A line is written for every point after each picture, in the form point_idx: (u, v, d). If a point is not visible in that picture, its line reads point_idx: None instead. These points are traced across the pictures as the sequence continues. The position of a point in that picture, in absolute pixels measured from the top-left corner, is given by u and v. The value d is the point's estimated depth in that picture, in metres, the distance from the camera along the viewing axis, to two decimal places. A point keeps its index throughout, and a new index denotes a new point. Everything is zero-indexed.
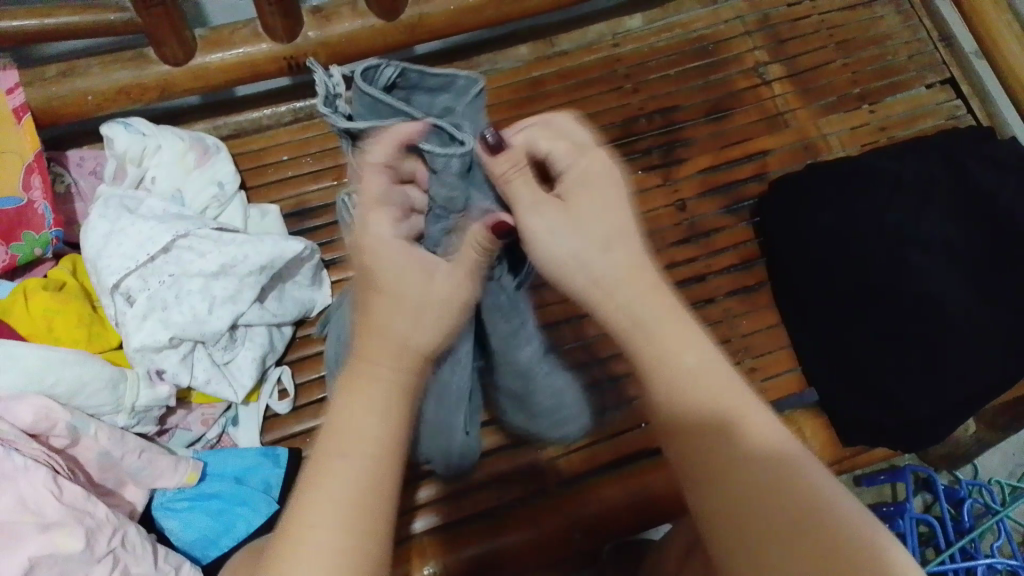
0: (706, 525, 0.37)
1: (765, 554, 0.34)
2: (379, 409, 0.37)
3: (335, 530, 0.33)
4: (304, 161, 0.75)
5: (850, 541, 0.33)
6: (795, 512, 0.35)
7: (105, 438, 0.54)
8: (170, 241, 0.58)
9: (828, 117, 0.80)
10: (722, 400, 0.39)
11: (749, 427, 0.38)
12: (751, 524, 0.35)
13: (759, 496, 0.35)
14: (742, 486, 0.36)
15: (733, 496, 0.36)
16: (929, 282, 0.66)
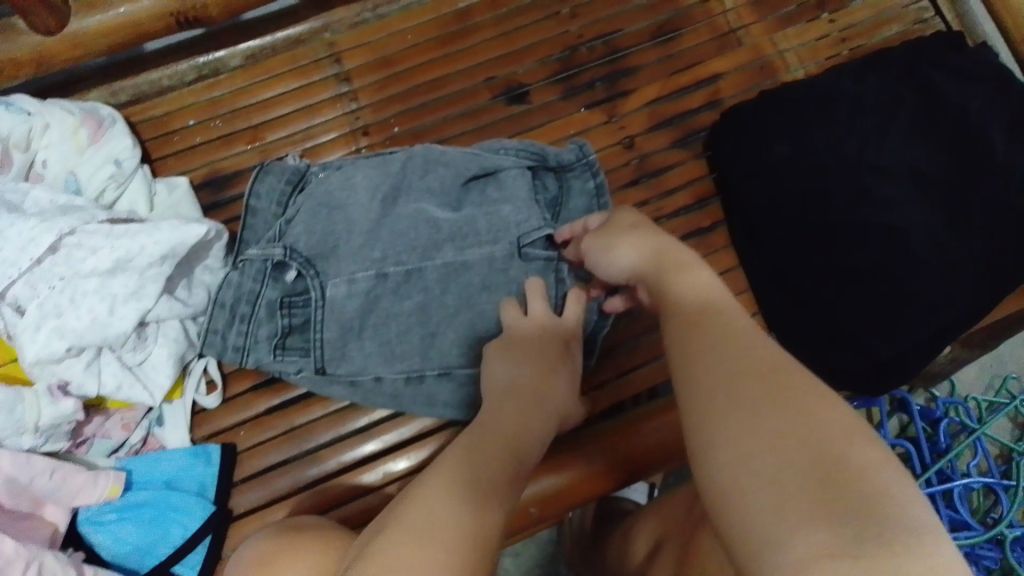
0: (696, 430, 0.36)
1: (753, 481, 0.32)
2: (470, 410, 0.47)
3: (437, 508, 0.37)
4: (212, 125, 0.69)
5: (834, 471, 0.31)
6: (797, 415, 0.34)
7: (8, 463, 0.51)
8: (55, 240, 0.53)
9: (785, 31, 0.73)
10: (717, 324, 0.41)
11: (736, 344, 0.39)
12: (752, 434, 0.34)
13: (766, 393, 0.36)
14: (755, 397, 0.35)
15: (740, 414, 0.35)
16: (895, 215, 0.61)
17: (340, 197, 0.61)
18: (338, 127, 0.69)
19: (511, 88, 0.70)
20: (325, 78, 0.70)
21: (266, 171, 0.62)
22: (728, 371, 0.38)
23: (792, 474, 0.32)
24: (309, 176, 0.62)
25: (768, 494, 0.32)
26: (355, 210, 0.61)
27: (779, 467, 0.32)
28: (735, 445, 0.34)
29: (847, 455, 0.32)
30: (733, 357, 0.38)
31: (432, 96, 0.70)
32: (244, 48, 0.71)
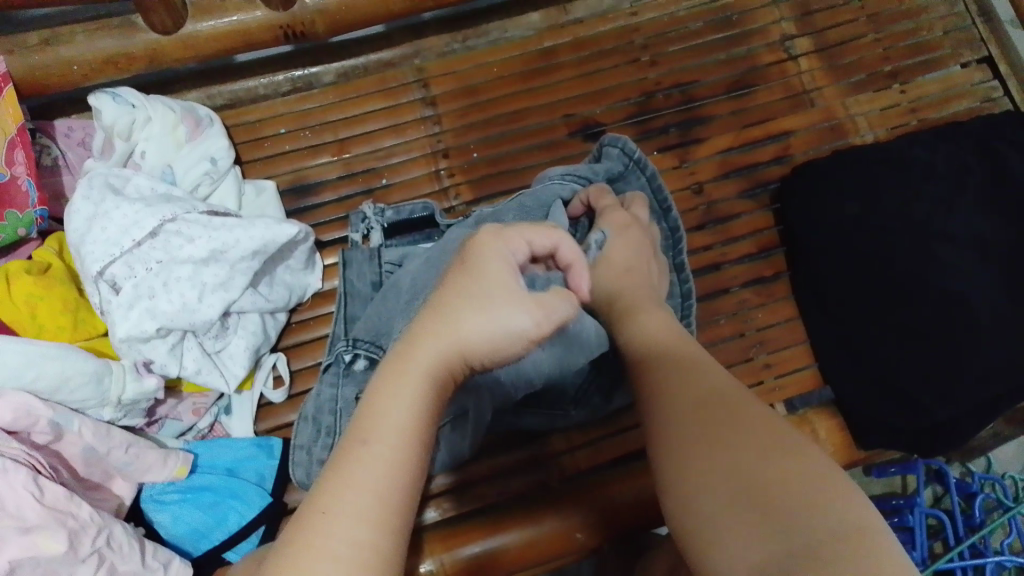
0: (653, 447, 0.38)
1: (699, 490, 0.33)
2: (413, 397, 0.36)
3: (368, 472, 0.34)
4: (301, 134, 0.71)
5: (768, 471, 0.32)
6: (723, 439, 0.35)
7: (90, 434, 0.52)
8: (157, 225, 0.55)
9: (856, 97, 0.75)
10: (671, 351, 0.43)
11: (689, 370, 0.41)
12: (696, 442, 0.35)
13: (714, 417, 0.36)
14: (697, 411, 0.37)
15: (684, 424, 0.37)
16: (958, 281, 0.63)
17: (418, 282, 0.57)
18: (420, 148, 0.72)
19: (588, 126, 0.73)
20: (412, 100, 0.73)
21: (351, 253, 0.63)
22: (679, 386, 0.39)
23: (723, 488, 0.33)
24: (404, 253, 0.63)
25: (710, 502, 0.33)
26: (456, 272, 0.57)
27: (711, 482, 0.33)
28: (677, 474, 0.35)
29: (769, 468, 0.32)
30: (678, 375, 0.40)
31: (512, 127, 0.73)
32: (338, 65, 0.74)
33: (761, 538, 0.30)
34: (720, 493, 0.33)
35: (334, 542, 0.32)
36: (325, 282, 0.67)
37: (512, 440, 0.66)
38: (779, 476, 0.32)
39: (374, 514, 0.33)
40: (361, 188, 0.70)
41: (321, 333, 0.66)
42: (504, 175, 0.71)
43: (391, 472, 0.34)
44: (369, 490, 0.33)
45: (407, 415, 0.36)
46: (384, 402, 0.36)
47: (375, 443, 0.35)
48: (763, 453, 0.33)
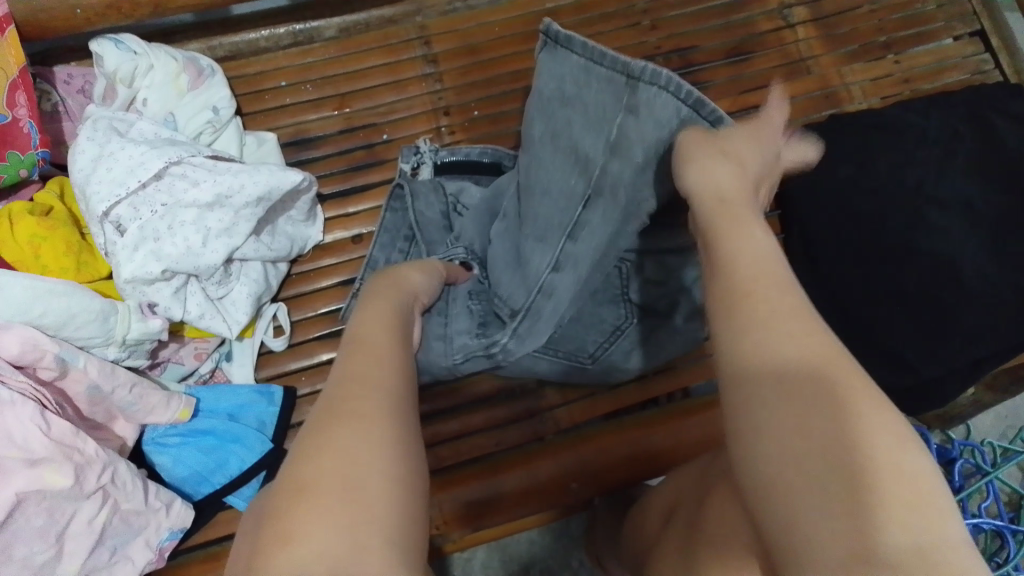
0: (732, 432, 0.30)
1: (776, 476, 0.27)
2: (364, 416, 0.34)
3: (331, 451, 0.31)
4: (303, 88, 0.71)
5: (854, 467, 0.26)
6: (795, 414, 0.28)
7: (95, 371, 0.52)
8: (162, 168, 0.56)
9: (850, 66, 0.77)
10: (768, 287, 0.32)
11: (777, 331, 0.30)
12: (772, 424, 0.28)
13: (792, 395, 0.28)
14: (770, 393, 0.29)
15: (754, 407, 0.29)
16: (949, 243, 0.65)
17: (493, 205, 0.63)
18: (421, 105, 0.72)
19: None
20: (413, 57, 0.73)
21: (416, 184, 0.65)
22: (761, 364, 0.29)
23: (795, 475, 0.27)
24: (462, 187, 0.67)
25: (803, 492, 0.26)
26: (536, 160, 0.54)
27: (778, 453, 0.27)
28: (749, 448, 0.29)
29: (852, 455, 0.26)
30: (773, 331, 0.30)
31: (514, 87, 0.73)
32: (339, 19, 0.74)
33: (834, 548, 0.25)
34: (795, 481, 0.27)
35: (307, 510, 0.29)
36: (326, 235, 0.68)
37: (503, 394, 0.68)
38: (864, 465, 0.26)
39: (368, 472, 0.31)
40: (362, 143, 0.71)
41: (321, 285, 0.66)
42: (505, 134, 0.72)
43: (375, 439, 0.33)
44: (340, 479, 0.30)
45: (362, 441, 0.32)
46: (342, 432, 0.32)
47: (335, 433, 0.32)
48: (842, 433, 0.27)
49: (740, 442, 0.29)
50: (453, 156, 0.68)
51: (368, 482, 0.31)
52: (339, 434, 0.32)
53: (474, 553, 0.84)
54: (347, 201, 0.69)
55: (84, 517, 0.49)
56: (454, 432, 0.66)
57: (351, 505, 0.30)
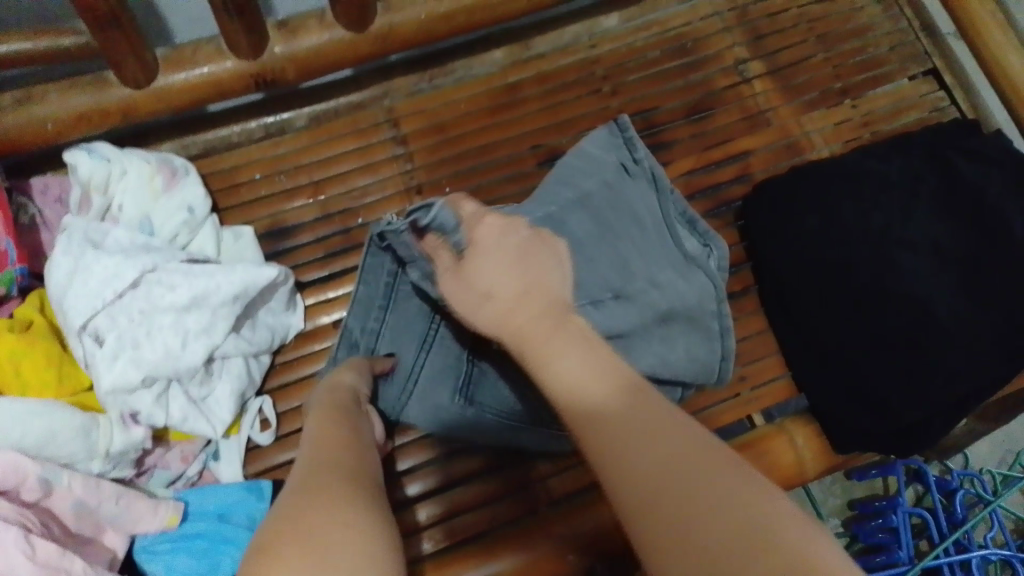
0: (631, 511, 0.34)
1: (673, 545, 0.31)
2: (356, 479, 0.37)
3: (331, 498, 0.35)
4: (276, 178, 0.73)
5: (758, 547, 0.30)
6: (621, 422, 0.38)
7: (80, 487, 0.53)
8: (137, 276, 0.56)
9: (810, 114, 0.78)
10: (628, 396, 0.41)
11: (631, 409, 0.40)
12: (671, 505, 0.32)
13: (636, 425, 0.37)
14: (674, 480, 0.33)
15: (648, 493, 0.33)
16: (921, 286, 0.65)
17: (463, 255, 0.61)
18: (394, 186, 0.73)
19: (554, 156, 0.75)
20: (383, 139, 0.75)
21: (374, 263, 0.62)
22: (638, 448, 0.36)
23: (707, 547, 0.30)
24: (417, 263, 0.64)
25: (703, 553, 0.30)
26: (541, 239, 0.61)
27: (676, 528, 0.32)
28: (635, 493, 0.34)
29: (716, 495, 0.32)
30: (637, 423, 0.37)
31: (482, 160, 0.75)
32: (309, 109, 0.75)
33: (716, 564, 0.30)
34: (669, 516, 0.32)
35: (328, 523, 0.33)
36: (308, 322, 0.68)
37: (495, 467, 0.67)
38: (767, 538, 0.30)
39: (355, 515, 0.34)
40: (338, 227, 0.71)
41: (304, 373, 0.66)
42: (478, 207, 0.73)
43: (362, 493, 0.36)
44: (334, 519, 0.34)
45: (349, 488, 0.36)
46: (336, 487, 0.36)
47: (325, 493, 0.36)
48: (706, 472, 0.34)
49: (640, 522, 0.33)
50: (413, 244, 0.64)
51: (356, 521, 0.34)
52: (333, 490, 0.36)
53: None
54: (328, 285, 0.69)
55: None
56: (446, 513, 0.66)
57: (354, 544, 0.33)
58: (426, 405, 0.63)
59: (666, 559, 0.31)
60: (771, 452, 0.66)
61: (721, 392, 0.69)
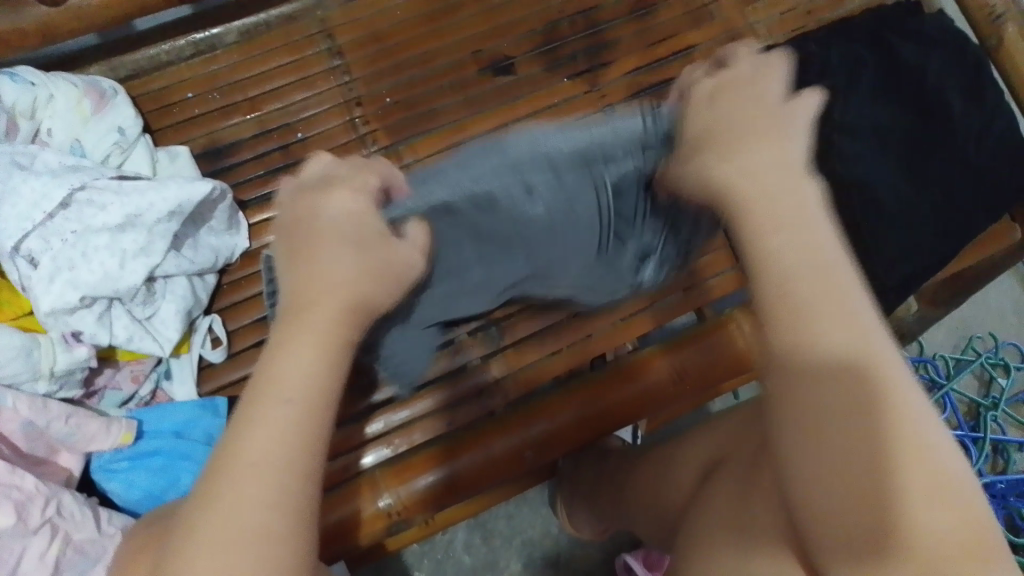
0: (790, 450, 0.37)
1: (824, 504, 0.36)
2: (291, 415, 0.37)
3: (264, 415, 0.37)
4: (210, 97, 0.71)
5: (885, 529, 0.35)
6: (833, 414, 0.36)
7: (26, 408, 0.53)
8: (66, 196, 0.55)
9: (754, 5, 0.77)
10: (813, 300, 0.38)
11: (825, 327, 0.38)
12: (829, 473, 0.36)
13: (856, 374, 0.37)
14: (863, 453, 0.36)
15: (819, 465, 0.36)
16: (863, 168, 0.66)
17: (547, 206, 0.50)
18: (332, 99, 0.72)
19: (497, 61, 0.74)
20: (318, 52, 0.73)
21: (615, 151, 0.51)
22: (820, 386, 0.37)
23: (843, 509, 0.35)
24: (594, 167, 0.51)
25: (833, 517, 0.36)
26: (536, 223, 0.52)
27: (827, 489, 0.36)
28: (799, 449, 0.37)
29: (879, 477, 0.35)
30: (863, 398, 0.37)
31: (421, 70, 0.73)
32: (239, 23, 0.73)
33: (845, 521, 0.35)
34: (819, 492, 0.36)
35: (240, 503, 0.35)
36: (254, 242, 0.67)
37: (435, 379, 0.67)
38: (888, 509, 0.35)
39: (262, 476, 0.35)
40: (277, 144, 0.70)
41: (253, 292, 0.66)
42: (420, 117, 0.72)
43: (293, 441, 0.37)
44: (260, 472, 0.35)
45: (304, 374, 0.38)
46: (258, 433, 0.36)
47: (284, 402, 0.37)
48: (867, 484, 0.35)
49: (789, 457, 0.37)
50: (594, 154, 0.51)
51: (259, 489, 0.35)
52: (252, 475, 0.35)
53: (454, 533, 0.88)
54: (271, 204, 0.68)
55: (34, 552, 0.49)
56: (407, 417, 0.67)
57: (281, 508, 0.35)
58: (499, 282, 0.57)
59: (809, 508, 0.36)
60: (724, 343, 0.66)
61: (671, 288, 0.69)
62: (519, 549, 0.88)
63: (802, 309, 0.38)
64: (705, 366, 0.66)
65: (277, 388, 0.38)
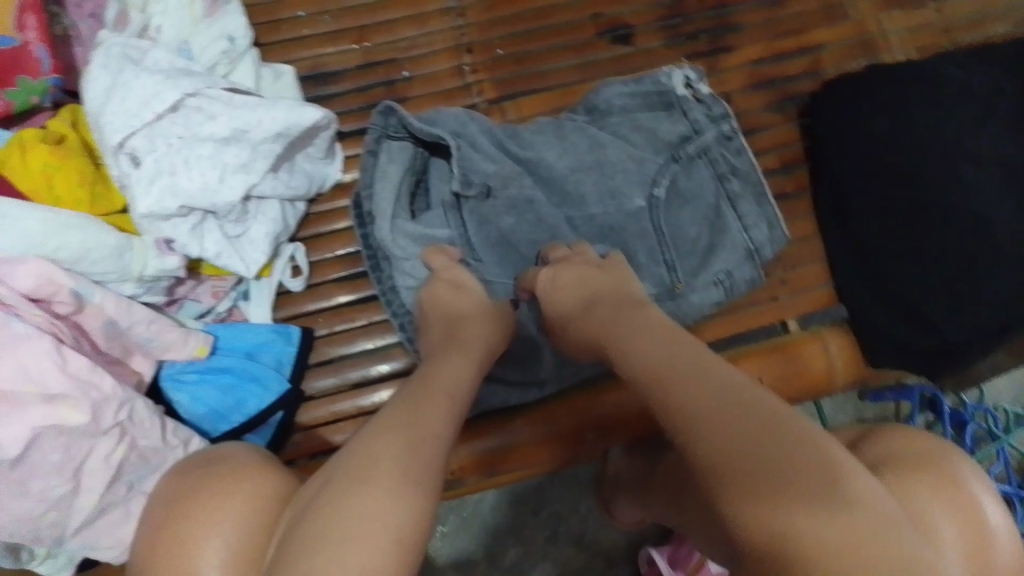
0: (712, 480, 0.36)
1: (748, 510, 0.34)
2: (397, 441, 0.39)
3: (383, 447, 0.39)
4: (321, 19, 0.69)
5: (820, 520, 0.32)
6: (725, 411, 0.37)
7: (111, 307, 0.51)
8: (178, 99, 0.54)
9: (891, 13, 0.74)
10: (699, 364, 0.41)
11: (691, 372, 0.41)
12: (741, 468, 0.35)
13: (729, 393, 0.38)
14: (770, 447, 0.35)
15: (728, 465, 0.35)
16: (980, 202, 0.63)
17: (487, 153, 0.64)
18: (443, 41, 0.70)
19: (616, 28, 0.71)
20: None
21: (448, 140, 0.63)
22: (722, 397, 0.38)
23: (761, 509, 0.34)
24: (465, 129, 0.64)
25: (755, 515, 0.34)
26: (534, 148, 0.65)
27: (736, 495, 0.35)
28: (707, 458, 0.36)
29: (781, 459, 0.34)
30: (752, 411, 0.37)
31: (537, 25, 0.71)
32: None
33: (764, 529, 0.33)
34: (742, 501, 0.34)
35: (353, 513, 0.35)
36: (347, 174, 0.66)
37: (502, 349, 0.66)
38: (838, 494, 0.33)
39: (389, 493, 0.36)
40: (381, 80, 0.68)
41: (339, 226, 0.65)
42: (529, 75, 0.70)
43: (414, 466, 0.38)
44: (385, 483, 0.36)
45: (432, 426, 0.41)
46: (378, 452, 0.38)
47: (395, 432, 0.40)
48: (793, 476, 0.34)
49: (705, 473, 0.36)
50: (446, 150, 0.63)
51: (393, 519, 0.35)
52: (379, 487, 0.36)
53: (484, 496, 0.88)
54: None
55: (101, 452, 0.49)
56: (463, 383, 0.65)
57: (409, 538, 0.35)
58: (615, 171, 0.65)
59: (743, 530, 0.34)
60: (802, 356, 0.66)
61: (759, 293, 0.68)
62: (546, 523, 0.87)
63: (695, 365, 0.41)
64: (782, 377, 0.65)
65: (405, 425, 0.41)
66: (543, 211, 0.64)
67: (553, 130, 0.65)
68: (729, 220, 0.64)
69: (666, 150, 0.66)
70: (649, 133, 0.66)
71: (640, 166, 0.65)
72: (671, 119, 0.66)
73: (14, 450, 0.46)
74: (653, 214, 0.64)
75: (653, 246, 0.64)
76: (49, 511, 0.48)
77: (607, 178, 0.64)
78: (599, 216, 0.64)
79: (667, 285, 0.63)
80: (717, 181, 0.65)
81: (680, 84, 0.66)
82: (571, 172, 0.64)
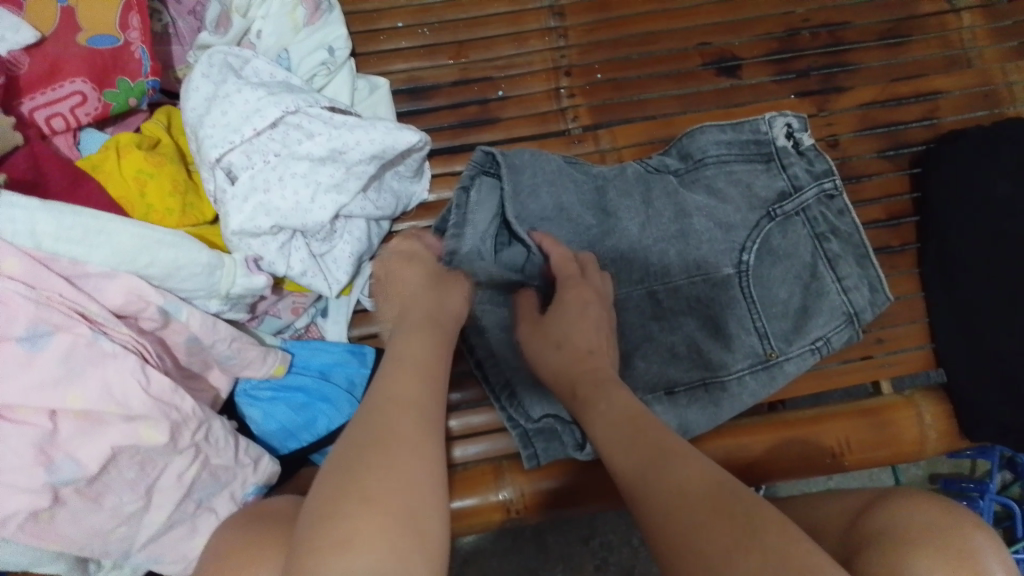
0: (670, 555, 0.35)
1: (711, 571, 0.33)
2: (371, 423, 0.39)
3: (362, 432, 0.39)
4: (420, 32, 0.67)
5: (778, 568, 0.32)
6: (681, 482, 0.38)
7: (197, 324, 0.51)
8: (278, 116, 0.52)
9: (1018, 63, 0.69)
10: (669, 444, 0.42)
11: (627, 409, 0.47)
12: (701, 538, 0.35)
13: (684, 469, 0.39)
14: (726, 520, 0.35)
15: (695, 537, 0.35)
16: None
17: (577, 197, 0.62)
18: (541, 62, 0.68)
19: (723, 59, 0.68)
20: (539, 8, 0.68)
21: (540, 182, 0.61)
22: (677, 486, 0.38)
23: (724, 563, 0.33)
24: (563, 173, 0.62)
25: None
26: (617, 199, 0.62)
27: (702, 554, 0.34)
28: (666, 528, 0.36)
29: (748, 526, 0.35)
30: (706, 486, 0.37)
31: (642, 50, 0.68)
32: None
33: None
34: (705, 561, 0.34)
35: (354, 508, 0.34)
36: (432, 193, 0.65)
37: None
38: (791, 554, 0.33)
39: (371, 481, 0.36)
40: (476, 97, 0.66)
41: None
42: (629, 103, 0.67)
43: (388, 444, 0.38)
44: (358, 469, 0.36)
45: (405, 397, 0.41)
46: (360, 442, 0.38)
47: (372, 417, 0.40)
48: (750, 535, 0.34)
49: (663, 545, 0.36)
50: (540, 193, 0.61)
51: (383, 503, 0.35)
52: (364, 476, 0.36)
53: None
54: (456, 158, 0.65)
55: (175, 469, 0.48)
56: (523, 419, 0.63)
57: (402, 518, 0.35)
58: (704, 232, 0.62)
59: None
60: (893, 423, 0.62)
61: (850, 351, 0.65)
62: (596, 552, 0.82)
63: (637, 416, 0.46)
64: (870, 442, 0.62)
65: (379, 404, 0.41)
66: (644, 263, 0.62)
67: (640, 190, 0.63)
68: (827, 280, 0.61)
69: (761, 207, 0.62)
70: (741, 190, 0.63)
71: (728, 232, 0.62)
72: (769, 173, 0.63)
73: (92, 470, 0.45)
74: (742, 282, 0.61)
75: (738, 315, 0.61)
76: (120, 526, 0.47)
77: (692, 242, 0.62)
78: (683, 282, 0.61)
79: (761, 355, 0.60)
80: (815, 240, 0.61)
81: (781, 134, 0.63)
82: (665, 227, 0.62)
